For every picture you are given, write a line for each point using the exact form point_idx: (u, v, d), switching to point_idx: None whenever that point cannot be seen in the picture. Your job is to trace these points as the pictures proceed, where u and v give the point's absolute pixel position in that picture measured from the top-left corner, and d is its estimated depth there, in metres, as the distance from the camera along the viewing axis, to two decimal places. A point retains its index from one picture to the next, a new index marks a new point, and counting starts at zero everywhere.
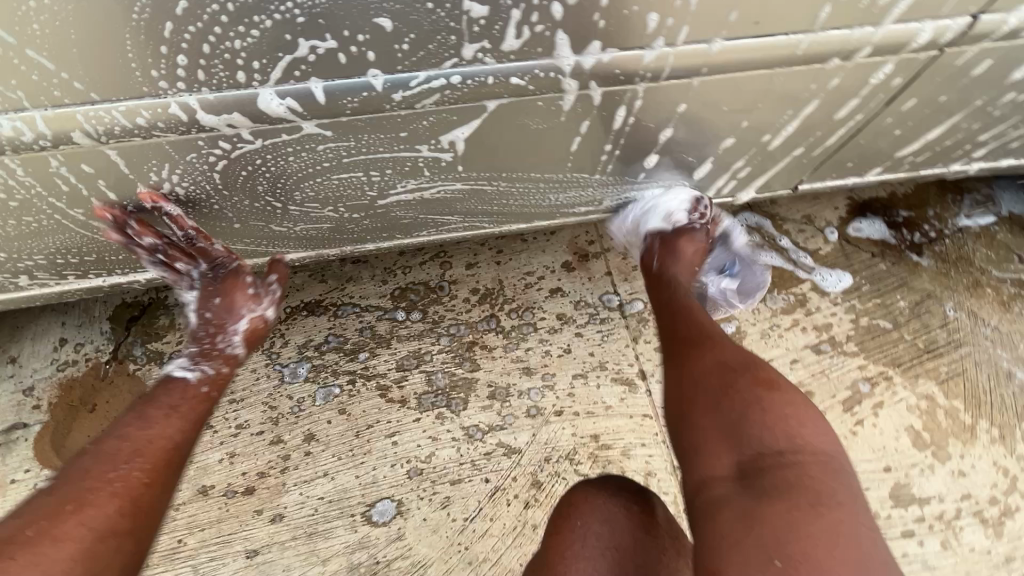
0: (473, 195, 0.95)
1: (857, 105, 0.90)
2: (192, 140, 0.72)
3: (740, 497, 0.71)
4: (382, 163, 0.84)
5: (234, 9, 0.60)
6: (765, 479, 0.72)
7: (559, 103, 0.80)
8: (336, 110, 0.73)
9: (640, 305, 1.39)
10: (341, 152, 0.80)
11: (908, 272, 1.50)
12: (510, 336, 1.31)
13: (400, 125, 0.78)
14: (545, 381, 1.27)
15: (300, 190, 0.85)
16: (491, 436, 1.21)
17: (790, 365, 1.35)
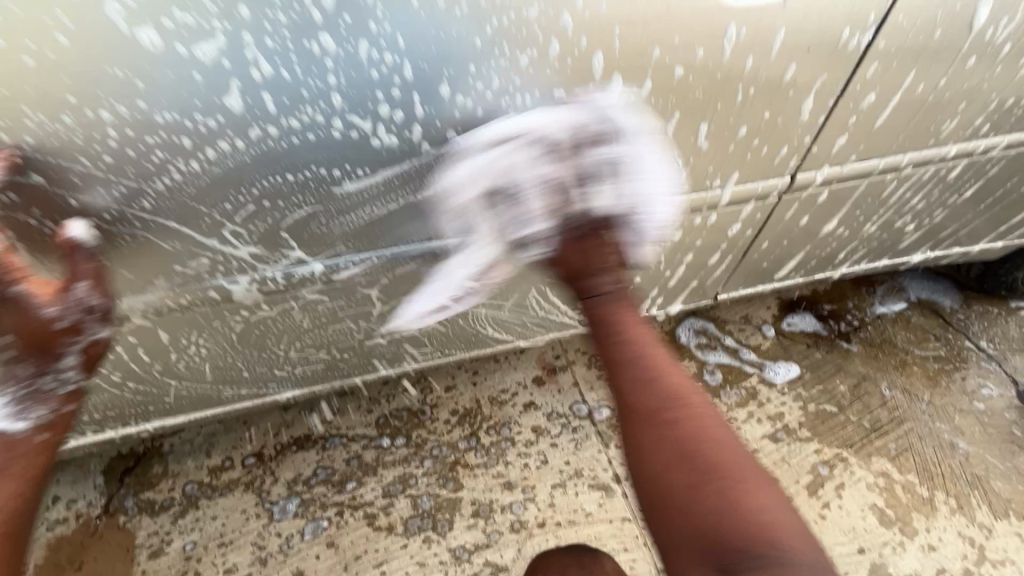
0: (452, 326, 1.05)
1: (722, 253, 1.10)
2: (219, 310, 0.82)
3: (696, 498, 0.72)
4: (375, 314, 0.93)
5: (251, 232, 0.75)
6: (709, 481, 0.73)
7: (520, 249, 0.93)
8: (332, 280, 0.85)
9: (608, 411, 1.50)
10: (336, 307, 0.90)
11: (841, 358, 1.67)
12: (489, 452, 1.40)
13: (385, 277, 0.88)
14: (526, 494, 1.34)
15: (300, 339, 0.93)
16: (478, 555, 1.25)
17: (752, 456, 1.44)
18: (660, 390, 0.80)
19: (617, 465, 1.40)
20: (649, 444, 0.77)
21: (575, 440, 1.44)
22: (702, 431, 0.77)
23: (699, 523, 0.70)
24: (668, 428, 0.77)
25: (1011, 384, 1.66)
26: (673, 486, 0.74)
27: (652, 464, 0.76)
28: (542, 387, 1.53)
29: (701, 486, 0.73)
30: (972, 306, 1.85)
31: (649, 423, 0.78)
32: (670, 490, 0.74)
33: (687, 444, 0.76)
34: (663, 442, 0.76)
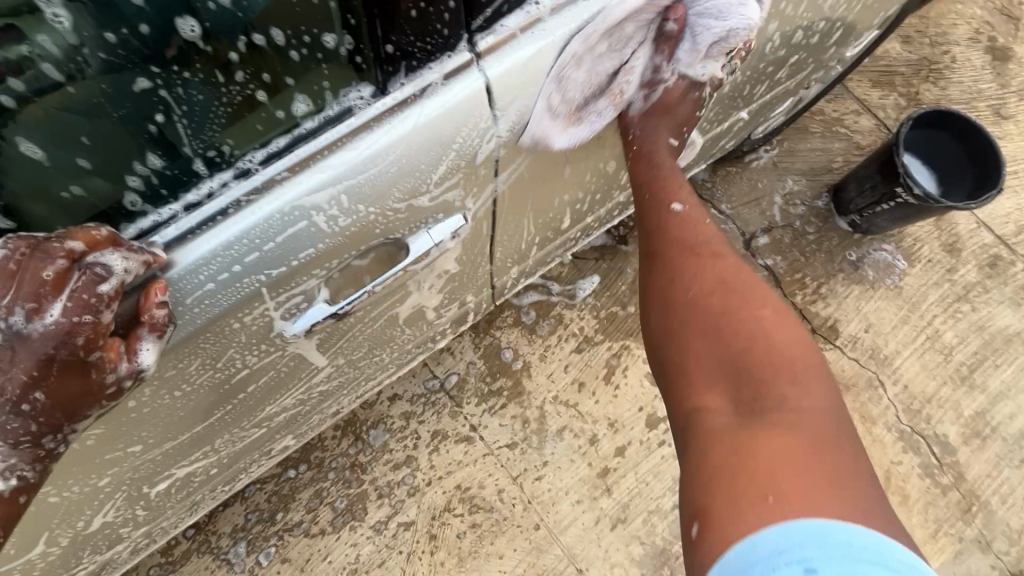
0: (285, 449, 1.30)
1: (476, 304, 1.36)
2: (99, 550, 1.08)
3: (769, 432, 0.93)
4: (218, 484, 1.19)
5: (84, 526, 0.98)
6: (725, 336, 1.04)
7: (301, 411, 1.18)
8: (165, 500, 1.09)
9: (455, 378, 1.90)
10: (187, 499, 1.15)
11: (622, 261, 2.10)
12: (375, 447, 1.80)
13: (208, 476, 1.14)
14: (412, 467, 1.79)
15: (173, 521, 1.19)
16: (391, 521, 1.73)
17: (565, 369, 1.94)
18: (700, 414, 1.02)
19: (471, 417, 1.85)
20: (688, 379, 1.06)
21: (435, 411, 1.85)
22: (779, 330, 1.03)
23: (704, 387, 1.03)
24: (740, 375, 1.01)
25: (741, 236, 2.19)
26: (682, 328, 1.10)
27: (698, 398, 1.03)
28: (399, 378, 1.88)
29: (750, 392, 0.99)
30: (718, 173, 2.27)
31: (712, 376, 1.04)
32: (688, 338, 1.09)
33: (733, 352, 1.03)
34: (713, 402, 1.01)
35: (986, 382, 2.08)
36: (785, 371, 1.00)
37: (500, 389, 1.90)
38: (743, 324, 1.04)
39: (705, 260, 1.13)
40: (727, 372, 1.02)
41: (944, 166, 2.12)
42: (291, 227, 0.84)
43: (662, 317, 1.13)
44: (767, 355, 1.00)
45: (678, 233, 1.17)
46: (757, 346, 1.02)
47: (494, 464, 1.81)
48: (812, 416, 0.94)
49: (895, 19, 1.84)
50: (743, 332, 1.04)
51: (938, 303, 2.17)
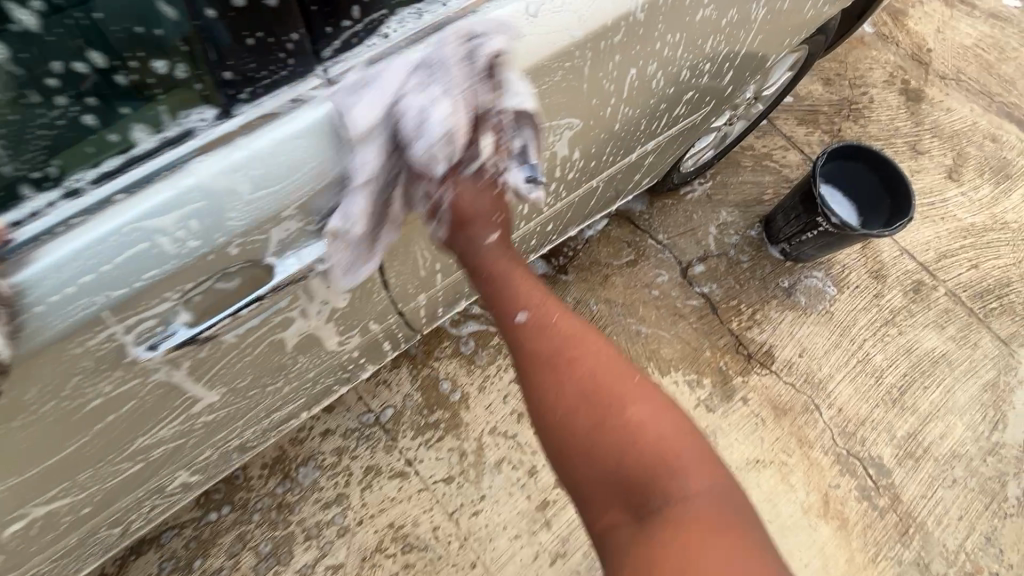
0: (179, 484, 1.28)
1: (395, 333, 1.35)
2: None
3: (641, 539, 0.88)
4: (101, 524, 1.16)
5: None
6: (587, 415, 0.96)
7: (193, 446, 1.16)
8: (38, 542, 1.05)
9: (390, 411, 1.85)
10: (65, 540, 1.11)
11: (562, 290, 2.13)
12: (304, 486, 1.73)
13: (87, 516, 1.10)
14: (342, 505, 1.72)
15: (47, 566, 1.15)
16: (319, 565, 1.65)
17: (504, 400, 1.92)
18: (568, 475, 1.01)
19: (406, 452, 1.81)
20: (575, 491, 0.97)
21: (368, 446, 1.80)
22: (641, 402, 0.96)
23: (628, 433, 0.93)
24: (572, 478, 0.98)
25: (677, 265, 2.25)
26: (613, 430, 0.94)
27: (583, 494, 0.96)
28: (333, 412, 1.83)
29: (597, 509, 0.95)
30: (655, 204, 2.35)
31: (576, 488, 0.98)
32: (574, 423, 0.96)
33: (586, 388, 0.97)
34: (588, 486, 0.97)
35: (916, 404, 2.13)
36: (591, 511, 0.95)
37: (437, 421, 1.86)
38: (625, 421, 0.94)
39: (560, 363, 0.99)
40: (641, 450, 0.92)
41: (864, 197, 2.24)
42: (117, 256, 0.72)
43: (566, 390, 0.98)
44: (640, 454, 0.92)
45: (542, 351, 1.00)
46: (617, 442, 0.93)
47: (430, 500, 1.76)
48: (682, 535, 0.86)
49: (804, 63, 1.98)
50: (616, 415, 0.95)
51: (868, 328, 2.25)
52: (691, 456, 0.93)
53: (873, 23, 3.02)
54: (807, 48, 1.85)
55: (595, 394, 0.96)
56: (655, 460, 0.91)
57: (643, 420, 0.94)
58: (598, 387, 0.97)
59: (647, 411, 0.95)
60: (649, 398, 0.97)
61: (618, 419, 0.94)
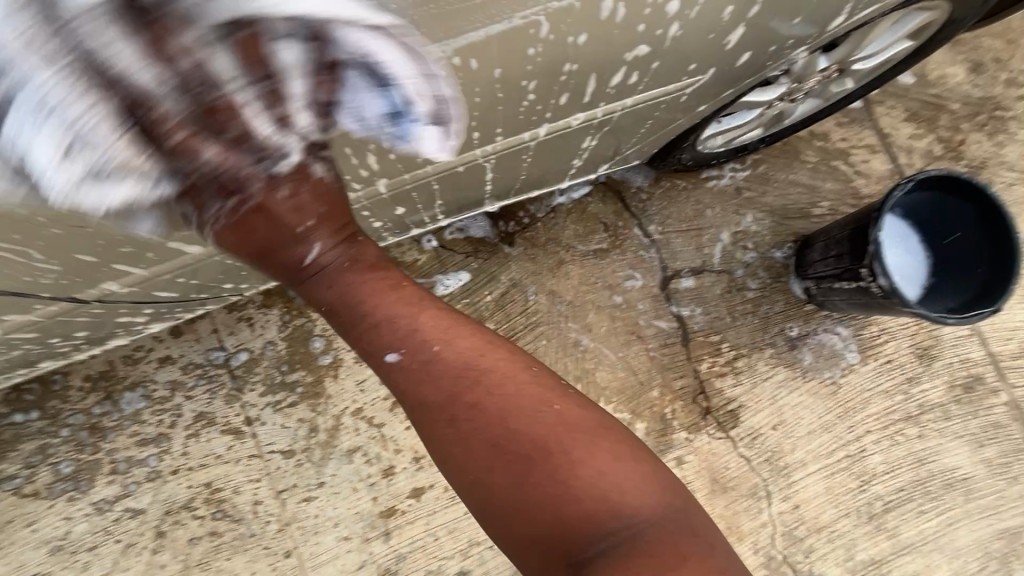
0: None
1: None
2: None
3: (520, 500, 0.69)
4: None
5: None
6: (450, 382, 0.72)
7: None
8: None
9: (245, 355, 1.56)
10: None
11: (498, 266, 1.67)
12: (124, 414, 1.50)
13: None
14: (161, 448, 1.49)
15: None
16: (118, 504, 1.46)
17: (382, 381, 1.58)
18: (407, 369, 0.72)
19: (249, 408, 1.53)
20: (458, 378, 0.72)
21: (209, 390, 1.53)
22: (550, 418, 0.72)
23: (527, 435, 0.70)
24: (434, 378, 0.72)
25: (659, 271, 1.72)
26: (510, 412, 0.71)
27: (376, 345, 0.72)
28: (179, 339, 1.54)
29: (489, 426, 0.70)
30: (661, 183, 1.76)
31: (455, 385, 0.71)
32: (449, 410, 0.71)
33: (449, 385, 0.72)
34: (510, 391, 0.72)
35: (897, 529, 1.66)
36: (479, 416, 0.71)
37: (295, 383, 1.55)
38: (511, 422, 0.71)
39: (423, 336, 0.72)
40: (550, 479, 0.69)
41: (947, 252, 1.58)
42: None
43: (407, 372, 0.72)
44: (554, 486, 0.69)
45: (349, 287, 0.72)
46: (546, 451, 0.70)
47: (260, 470, 1.51)
48: (657, 489, 0.72)
49: (936, 33, 1.27)
50: (518, 439, 0.70)
51: (877, 418, 1.72)
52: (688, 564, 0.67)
53: None
54: (948, 8, 1.15)
55: (470, 403, 0.71)
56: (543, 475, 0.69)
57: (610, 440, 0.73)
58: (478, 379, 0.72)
59: (474, 434, 0.70)
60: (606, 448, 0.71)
61: (578, 494, 0.69)
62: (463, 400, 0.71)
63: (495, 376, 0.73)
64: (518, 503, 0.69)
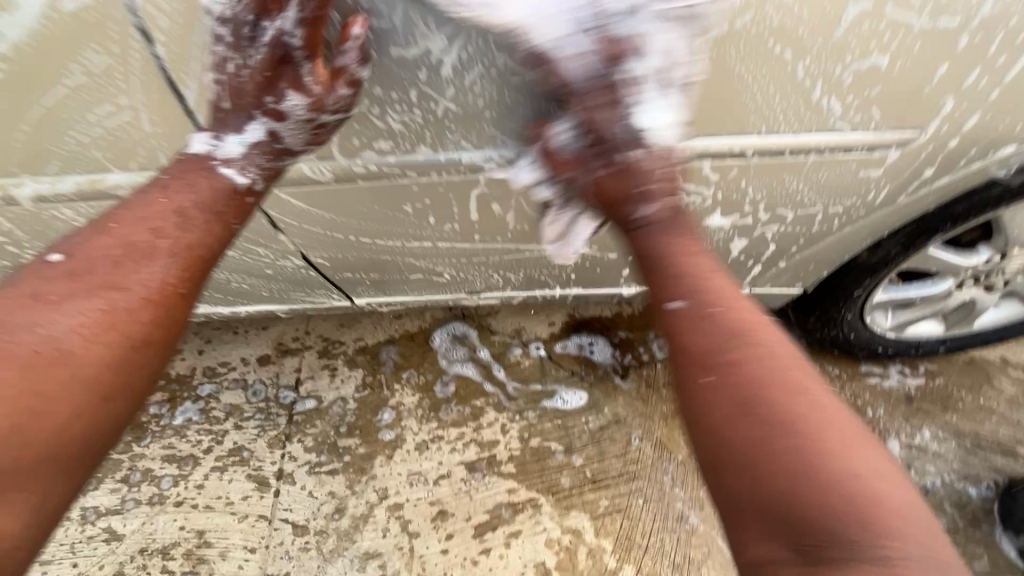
0: None
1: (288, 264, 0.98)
2: None
3: (762, 424, 0.59)
4: None
5: None
6: (732, 395, 0.62)
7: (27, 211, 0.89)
8: None
9: (311, 404, 1.43)
10: None
11: (603, 394, 1.46)
12: (171, 424, 1.38)
13: None
14: (181, 471, 1.32)
15: None
16: (103, 519, 1.25)
17: (435, 481, 1.31)
18: (688, 318, 0.68)
19: (287, 460, 1.34)
20: (726, 324, 0.67)
21: (260, 426, 1.39)
22: (760, 364, 0.63)
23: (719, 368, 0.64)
24: (753, 348, 0.64)
25: None
26: (757, 380, 0.62)
27: (671, 286, 0.71)
28: (263, 366, 1.49)
29: (784, 405, 0.60)
30: (809, 364, 1.52)
31: (719, 338, 0.66)
32: (721, 400, 0.63)
33: (752, 371, 0.63)
34: (697, 316, 0.68)
35: None
36: (781, 369, 0.63)
37: (345, 450, 1.35)
38: (743, 377, 0.62)
39: (735, 349, 0.65)
40: (756, 419, 0.60)
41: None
42: None
43: (705, 329, 0.67)
44: (815, 441, 0.57)
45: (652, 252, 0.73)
46: (757, 424, 0.60)
47: (261, 537, 1.23)
48: (846, 440, 0.58)
49: None
50: (777, 396, 0.61)
51: None
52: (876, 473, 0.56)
53: None
54: None
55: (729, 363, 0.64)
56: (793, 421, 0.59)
57: (809, 416, 0.59)
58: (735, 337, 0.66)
59: (717, 406, 0.63)
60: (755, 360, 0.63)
61: (797, 435, 0.58)
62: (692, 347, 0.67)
63: (709, 311, 0.68)
64: (734, 450, 0.59)
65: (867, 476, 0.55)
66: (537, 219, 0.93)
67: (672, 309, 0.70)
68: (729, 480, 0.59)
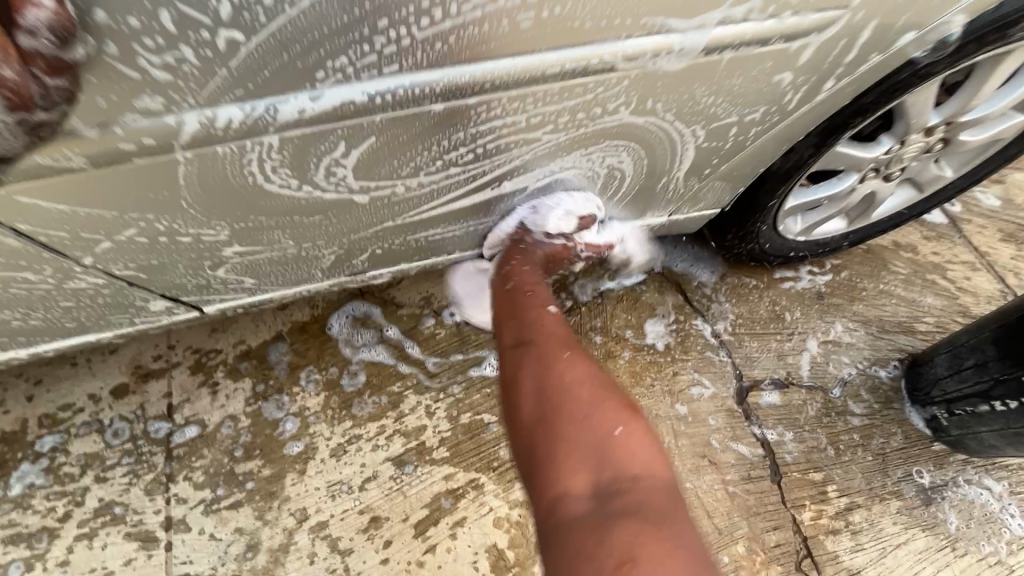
0: None
1: (79, 290, 0.70)
2: None
3: (568, 422, 0.71)
4: None
5: None
6: (584, 393, 0.74)
7: None
8: None
9: (194, 431, 1.19)
10: None
11: None
12: (7, 497, 1.10)
13: None
14: (34, 551, 1.05)
15: None
16: None
17: (360, 487, 1.16)
18: (547, 353, 0.80)
19: (175, 506, 1.11)
20: (545, 344, 0.82)
21: (131, 473, 1.14)
22: (571, 367, 0.77)
23: (553, 365, 0.78)
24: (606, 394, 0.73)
25: (735, 380, 1.35)
26: (567, 382, 0.76)
27: (535, 301, 0.88)
28: (120, 400, 1.21)
29: (591, 404, 0.73)
30: (729, 279, 1.49)
31: (544, 334, 0.83)
32: (530, 384, 0.77)
33: (572, 374, 0.76)
34: (537, 314, 0.85)
35: None
36: (595, 391, 0.74)
37: (247, 476, 1.15)
38: (578, 382, 0.76)
39: (543, 340, 0.82)
40: (532, 388, 0.76)
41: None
42: None
43: (527, 336, 0.83)
44: (619, 445, 0.68)
45: (547, 327, 0.84)
46: (578, 414, 0.71)
47: None
48: (649, 457, 0.68)
49: None
50: (583, 396, 0.73)
51: None
52: (664, 487, 0.65)
53: None
54: None
55: (551, 366, 0.78)
56: (601, 417, 0.71)
57: (625, 422, 0.70)
58: (541, 340, 0.82)
59: (529, 393, 0.76)
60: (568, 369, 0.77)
61: (606, 437, 0.69)
62: (522, 343, 0.83)
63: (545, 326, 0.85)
64: (547, 425, 0.73)
65: (634, 482, 0.65)
66: (408, 183, 0.69)
67: (518, 298, 0.88)
68: (541, 459, 0.70)
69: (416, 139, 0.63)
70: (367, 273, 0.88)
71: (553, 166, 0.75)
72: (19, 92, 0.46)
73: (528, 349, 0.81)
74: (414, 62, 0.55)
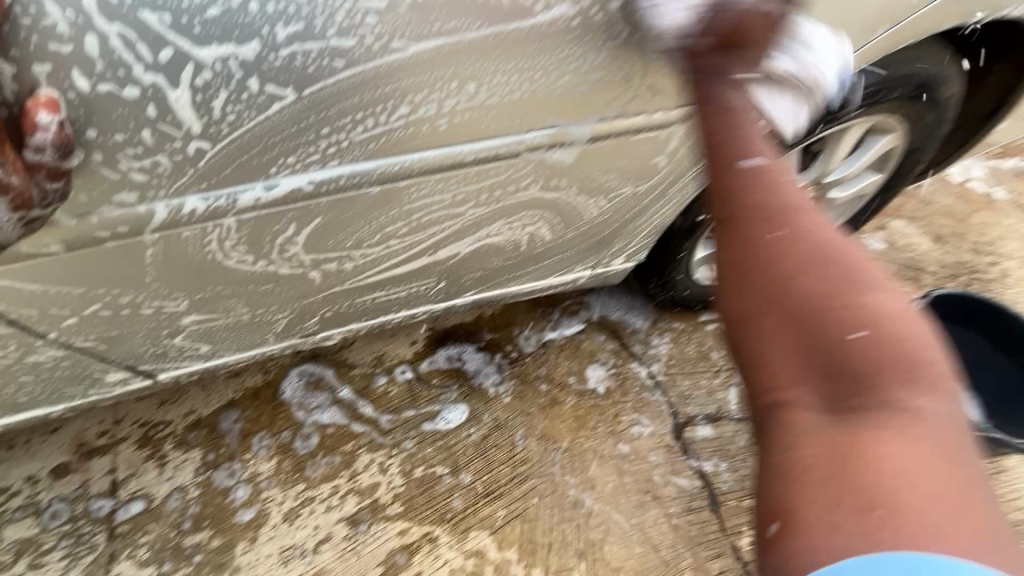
0: None
1: (39, 365, 0.74)
2: None
3: (780, 363, 0.52)
4: None
5: None
6: (788, 354, 0.52)
7: None
8: None
9: (140, 506, 1.17)
10: None
11: (480, 402, 1.41)
12: None
13: None
14: None
15: None
16: None
17: (314, 550, 1.16)
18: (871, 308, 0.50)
19: None
20: (797, 245, 0.54)
21: (69, 556, 1.10)
22: (851, 288, 0.51)
23: (731, 296, 0.56)
24: (865, 257, 0.55)
25: (671, 418, 1.46)
26: (807, 314, 0.51)
27: (749, 154, 0.60)
28: (60, 480, 1.18)
29: (863, 344, 0.49)
30: (661, 325, 1.63)
31: (755, 248, 0.55)
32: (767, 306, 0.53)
33: (801, 287, 0.52)
34: (758, 233, 0.56)
35: None
36: (886, 325, 0.50)
37: (195, 549, 1.13)
38: (812, 308, 0.51)
39: (782, 260, 0.54)
40: (758, 326, 0.53)
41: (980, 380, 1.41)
42: None
43: (815, 235, 0.55)
44: (861, 423, 0.48)
45: (751, 239, 0.56)
46: (805, 353, 0.51)
47: None
48: (883, 463, 0.45)
49: (896, 167, 1.34)
50: (829, 325, 0.50)
51: None
52: (931, 525, 0.42)
53: (1011, 191, 2.28)
54: (908, 134, 1.25)
55: (823, 290, 0.51)
56: (882, 371, 0.49)
57: (887, 396, 0.48)
58: (805, 258, 0.53)
59: (763, 334, 0.53)
60: (856, 291, 0.51)
61: (877, 404, 0.48)
62: (766, 267, 0.54)
63: (828, 254, 0.53)
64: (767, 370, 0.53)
65: (894, 466, 0.45)
66: (354, 254, 0.79)
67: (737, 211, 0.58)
68: (799, 451, 0.49)
69: (356, 216, 0.73)
70: (318, 336, 0.95)
71: (482, 233, 0.87)
72: (22, 195, 0.54)
73: (725, 246, 0.58)
74: (353, 157, 0.66)
